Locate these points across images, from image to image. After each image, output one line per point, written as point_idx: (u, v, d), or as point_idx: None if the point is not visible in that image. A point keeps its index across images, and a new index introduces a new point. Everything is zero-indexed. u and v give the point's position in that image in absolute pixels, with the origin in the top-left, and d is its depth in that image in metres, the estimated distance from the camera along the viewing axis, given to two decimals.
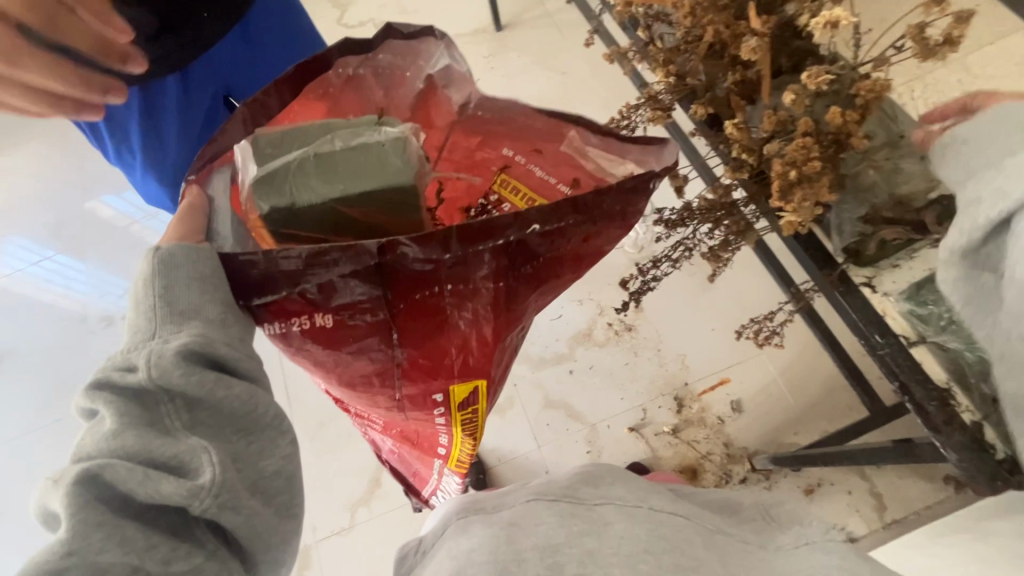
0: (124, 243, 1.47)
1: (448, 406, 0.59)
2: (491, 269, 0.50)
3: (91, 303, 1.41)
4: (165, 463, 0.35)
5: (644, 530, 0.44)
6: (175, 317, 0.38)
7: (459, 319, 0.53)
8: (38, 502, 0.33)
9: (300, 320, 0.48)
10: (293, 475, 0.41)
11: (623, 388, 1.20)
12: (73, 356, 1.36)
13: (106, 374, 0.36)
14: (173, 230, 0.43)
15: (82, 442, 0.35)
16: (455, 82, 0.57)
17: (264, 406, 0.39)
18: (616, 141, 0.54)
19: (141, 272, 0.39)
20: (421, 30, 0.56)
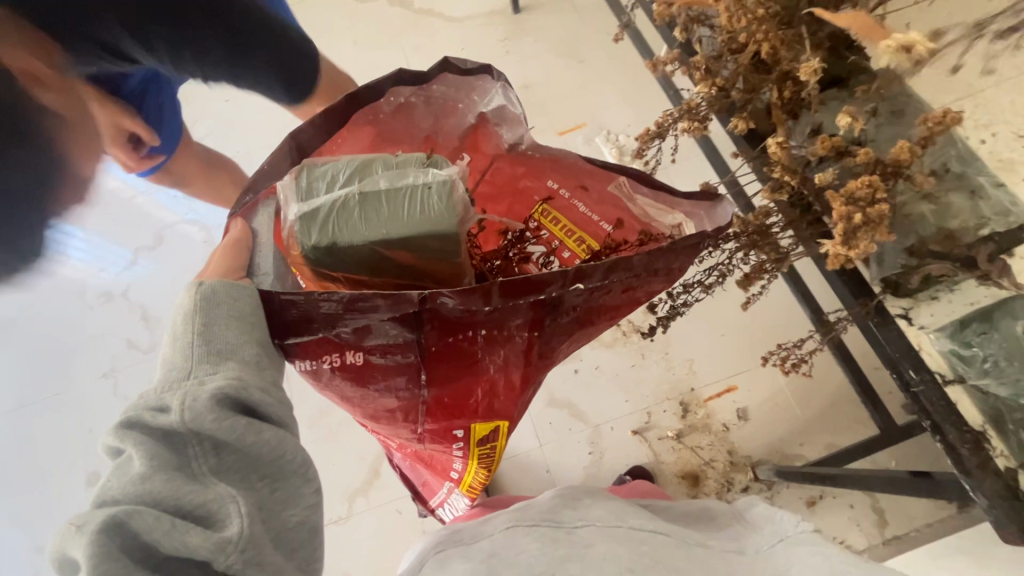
0: (120, 216, 1.36)
1: (467, 441, 0.56)
2: (525, 318, 0.48)
3: (92, 278, 1.32)
4: (193, 511, 0.34)
5: (629, 550, 0.44)
6: (212, 357, 0.37)
7: (490, 364, 0.51)
8: (57, 546, 0.32)
9: (330, 358, 0.47)
10: (314, 526, 0.39)
11: (630, 390, 1.10)
12: (66, 332, 1.29)
13: (138, 414, 0.35)
14: (219, 263, 0.44)
15: (106, 483, 0.34)
16: (507, 122, 0.54)
17: (292, 453, 0.38)
18: (665, 193, 0.51)
19: (183, 307, 0.39)
20: (478, 67, 0.52)
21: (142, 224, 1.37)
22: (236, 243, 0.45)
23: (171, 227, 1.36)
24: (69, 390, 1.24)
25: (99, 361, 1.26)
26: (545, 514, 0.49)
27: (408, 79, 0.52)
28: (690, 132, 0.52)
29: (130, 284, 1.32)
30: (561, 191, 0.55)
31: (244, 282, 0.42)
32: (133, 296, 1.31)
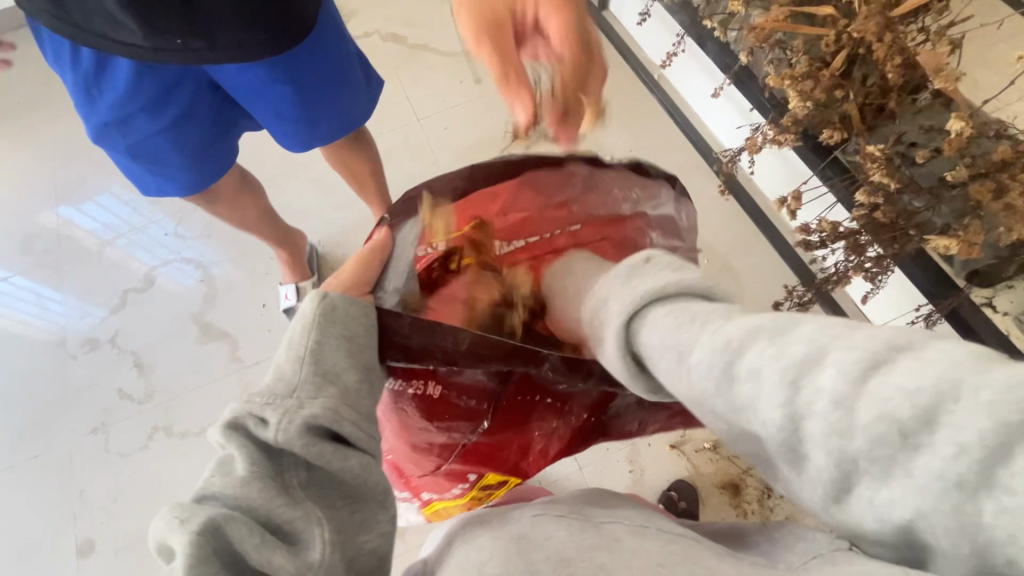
0: (95, 274, 1.11)
1: (473, 484, 0.60)
2: (589, 400, 0.55)
3: (70, 327, 1.07)
4: (278, 526, 0.32)
5: (657, 548, 0.39)
6: (316, 378, 0.36)
7: (536, 431, 0.57)
8: (157, 534, 0.32)
9: (416, 385, 0.49)
10: (383, 556, 0.37)
11: None
12: (24, 394, 1.02)
13: (245, 416, 0.34)
14: (351, 273, 0.49)
15: (210, 480, 0.33)
16: (640, 193, 0.60)
17: (375, 479, 0.36)
18: None
19: (303, 318, 0.39)
20: (635, 164, 0.57)
21: (115, 275, 1.11)
22: (370, 254, 0.51)
23: (166, 264, 1.12)
24: (29, 475, 0.97)
25: (71, 411, 1.01)
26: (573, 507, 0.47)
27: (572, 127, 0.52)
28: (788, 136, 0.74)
29: (119, 328, 1.07)
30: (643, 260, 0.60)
31: (361, 298, 0.41)
32: (124, 342, 1.06)
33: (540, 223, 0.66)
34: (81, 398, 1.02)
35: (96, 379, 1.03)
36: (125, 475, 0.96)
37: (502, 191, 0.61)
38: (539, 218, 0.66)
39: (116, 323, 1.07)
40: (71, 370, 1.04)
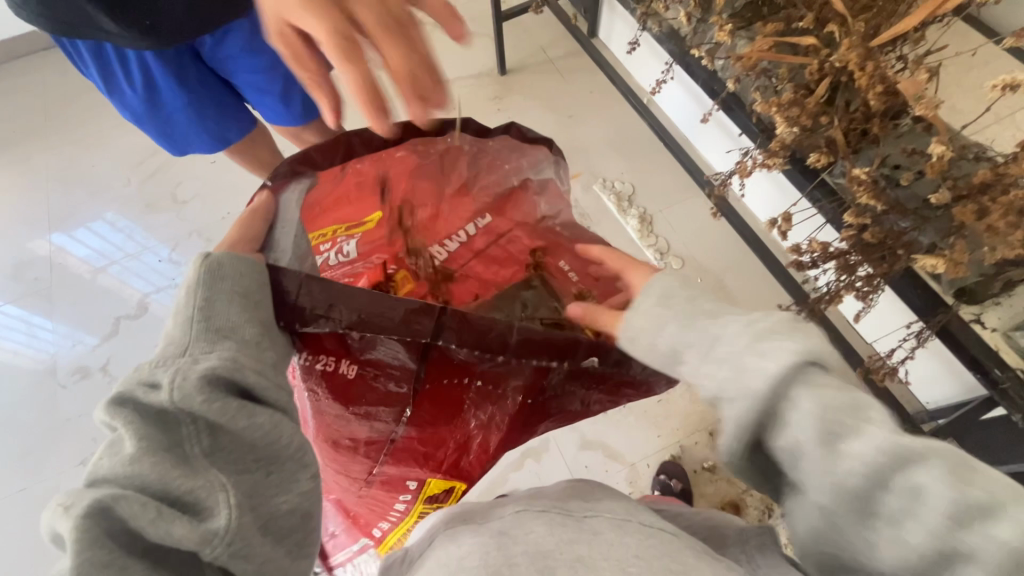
0: (81, 295, 1.14)
1: (418, 495, 0.57)
2: (522, 384, 0.50)
3: (60, 355, 1.09)
4: (180, 499, 0.32)
5: (636, 539, 0.41)
6: (210, 335, 0.37)
7: (472, 420, 0.53)
8: (47, 523, 0.31)
9: (327, 358, 0.49)
10: (308, 513, 0.38)
11: (659, 425, 1.04)
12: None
13: (131, 389, 0.34)
14: (234, 235, 0.47)
15: (97, 463, 0.33)
16: (548, 195, 0.62)
17: (287, 437, 0.37)
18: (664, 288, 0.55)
19: (187, 281, 0.39)
20: (540, 140, 0.61)
21: (98, 296, 1.14)
22: (251, 218, 0.48)
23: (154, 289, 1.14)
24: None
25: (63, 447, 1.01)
26: (553, 503, 0.47)
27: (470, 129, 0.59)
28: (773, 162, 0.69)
29: (109, 356, 1.08)
30: (573, 275, 0.56)
31: (250, 257, 0.42)
32: (115, 368, 1.08)
33: (450, 218, 0.59)
34: (64, 432, 1.02)
35: (83, 411, 1.04)
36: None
37: (398, 180, 0.57)
38: (447, 212, 0.59)
39: (105, 351, 1.09)
40: (62, 401, 1.05)
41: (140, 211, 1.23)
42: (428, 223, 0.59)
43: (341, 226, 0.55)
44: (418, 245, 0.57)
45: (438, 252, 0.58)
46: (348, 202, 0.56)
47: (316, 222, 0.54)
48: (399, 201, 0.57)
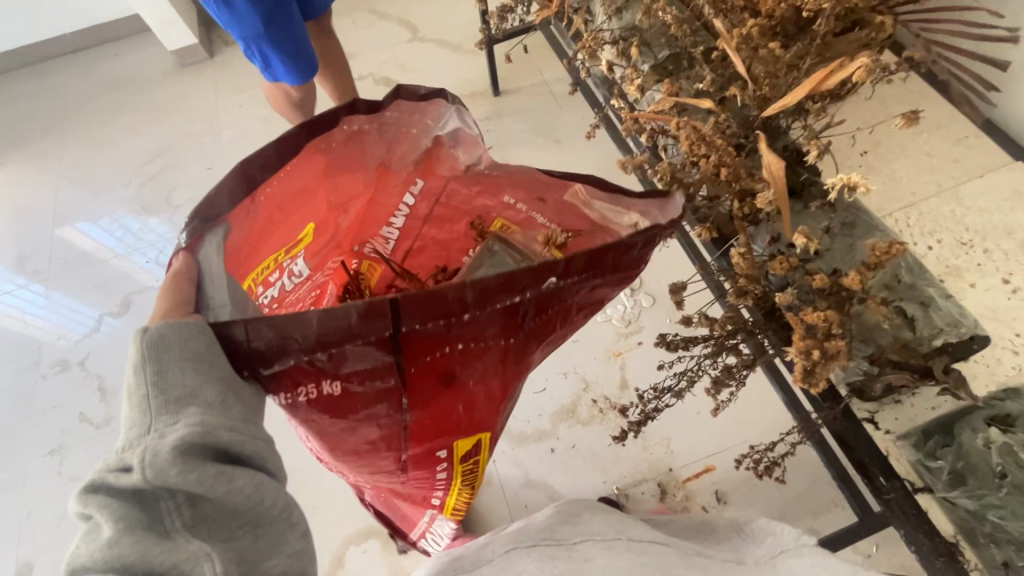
0: (98, 279, 1.25)
1: (451, 461, 0.57)
2: (499, 326, 0.46)
3: (47, 346, 1.18)
4: (165, 574, 0.31)
5: (625, 561, 0.46)
6: (170, 405, 0.34)
7: (468, 378, 0.50)
8: None
9: (307, 389, 0.44)
10: (302, 573, 0.37)
11: (607, 470, 0.97)
12: (15, 404, 1.13)
13: (101, 474, 0.32)
14: (162, 302, 0.40)
15: (74, 551, 0.31)
16: (462, 144, 0.57)
17: (270, 498, 0.36)
18: (620, 195, 0.50)
19: (129, 359, 0.35)
20: (432, 92, 0.55)
21: (119, 284, 1.24)
22: (173, 282, 0.41)
23: (141, 291, 1.22)
24: (8, 467, 1.07)
25: (21, 434, 1.10)
26: (541, 533, 0.50)
27: (363, 110, 0.53)
28: None
29: (88, 352, 1.17)
30: (520, 204, 0.57)
31: (195, 320, 0.38)
32: (93, 365, 1.15)
33: (385, 198, 0.60)
34: (43, 422, 1.10)
35: (62, 402, 1.12)
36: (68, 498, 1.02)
37: (317, 184, 0.54)
38: (381, 193, 0.59)
39: (87, 346, 1.17)
40: (40, 391, 1.14)
41: (136, 212, 1.33)
42: (369, 215, 0.61)
43: (283, 251, 0.53)
44: (367, 235, 0.62)
45: (388, 233, 0.61)
46: (274, 230, 0.51)
47: (257, 260, 0.51)
48: (331, 206, 0.57)
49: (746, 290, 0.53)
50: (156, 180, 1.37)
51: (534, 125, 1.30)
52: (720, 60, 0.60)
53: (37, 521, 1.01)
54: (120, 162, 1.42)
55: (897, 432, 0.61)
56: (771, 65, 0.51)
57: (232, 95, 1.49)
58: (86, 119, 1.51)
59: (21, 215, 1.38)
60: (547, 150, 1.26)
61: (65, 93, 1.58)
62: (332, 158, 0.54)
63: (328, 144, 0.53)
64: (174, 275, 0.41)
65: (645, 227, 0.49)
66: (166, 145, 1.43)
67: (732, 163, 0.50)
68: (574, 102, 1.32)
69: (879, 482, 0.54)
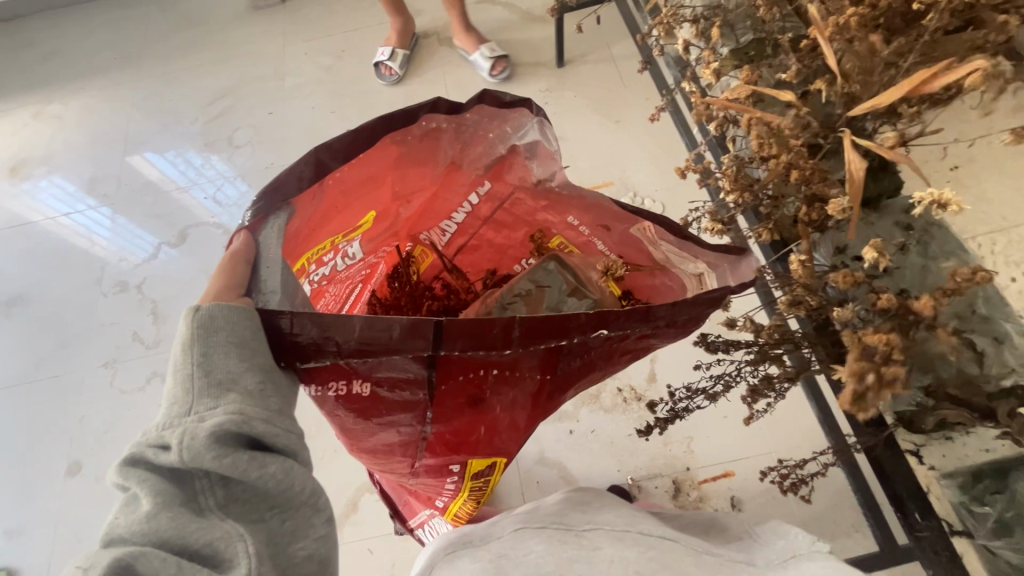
0: (160, 209, 1.30)
1: (462, 475, 0.59)
2: (538, 360, 0.49)
3: (109, 266, 1.25)
4: (199, 550, 0.33)
5: (636, 552, 0.44)
6: (212, 389, 0.36)
7: (496, 404, 0.52)
8: None
9: (337, 386, 0.46)
10: (325, 557, 0.39)
11: (622, 459, 0.96)
12: (78, 314, 1.21)
13: (141, 449, 0.34)
14: (218, 282, 0.42)
15: (115, 522, 0.33)
16: (539, 158, 0.57)
17: (300, 484, 0.37)
18: (691, 244, 0.51)
19: (181, 336, 0.37)
20: (517, 101, 0.54)
21: (179, 216, 1.29)
22: (230, 262, 0.43)
23: (197, 225, 1.27)
24: (67, 371, 1.15)
25: (85, 345, 1.17)
26: (552, 517, 0.49)
27: (444, 110, 0.53)
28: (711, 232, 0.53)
29: (145, 276, 1.23)
30: (582, 228, 0.60)
31: (244, 304, 0.40)
32: (148, 289, 1.22)
33: (448, 195, 0.62)
34: (102, 335, 1.18)
35: (119, 319, 1.19)
36: (122, 408, 1.09)
37: (384, 175, 0.55)
38: (444, 189, 0.61)
39: (147, 270, 1.23)
40: (101, 307, 1.21)
41: (201, 148, 1.37)
42: (430, 209, 0.63)
43: (340, 234, 0.55)
44: (424, 226, 0.64)
45: (446, 226, 0.64)
46: (334, 215, 0.52)
47: (315, 241, 0.52)
48: (394, 196, 0.58)
49: (798, 301, 0.49)
50: (226, 119, 1.40)
51: (592, 102, 1.26)
52: (808, 49, 0.56)
53: (70, 433, 1.08)
54: (192, 99, 1.45)
55: (941, 469, 0.57)
56: (863, 61, 0.48)
57: (299, 43, 1.50)
58: (158, 53, 1.55)
59: (98, 138, 1.43)
60: (602, 128, 1.23)
61: (141, 25, 1.62)
62: (403, 154, 0.54)
63: (405, 137, 0.53)
64: (234, 254, 0.43)
65: (711, 282, 0.50)
66: (233, 88, 1.45)
67: (805, 166, 0.46)
68: (642, 83, 1.27)
69: (914, 518, 0.56)
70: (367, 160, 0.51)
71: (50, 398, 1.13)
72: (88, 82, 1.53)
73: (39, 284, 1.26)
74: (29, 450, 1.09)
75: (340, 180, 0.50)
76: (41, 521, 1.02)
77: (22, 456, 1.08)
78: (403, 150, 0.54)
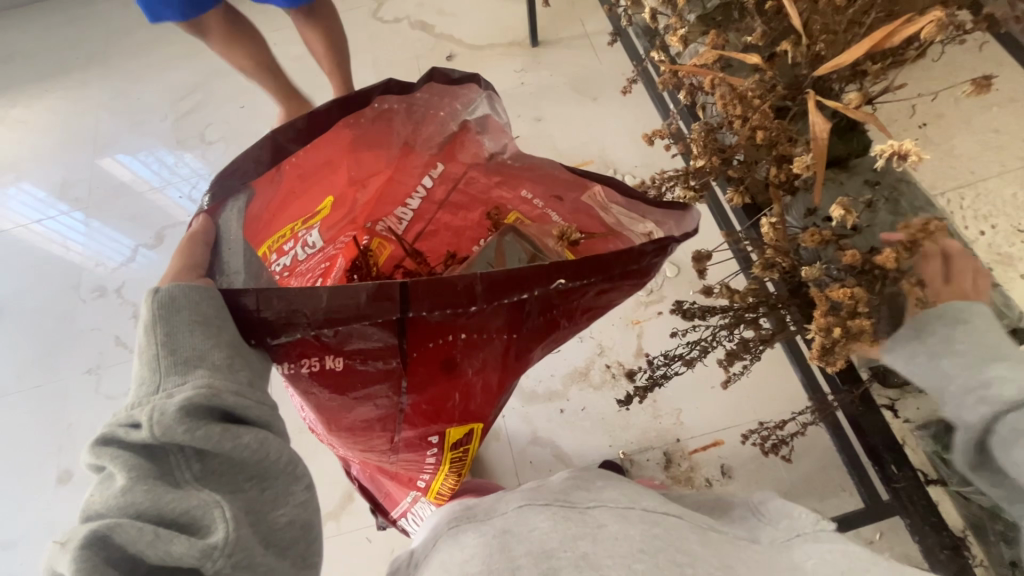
0: (136, 210, 1.29)
1: (442, 447, 0.60)
2: (503, 322, 0.50)
3: (86, 272, 1.24)
4: (178, 520, 0.34)
5: (639, 532, 0.44)
6: (179, 366, 0.36)
7: (468, 369, 0.53)
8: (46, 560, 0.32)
9: (310, 361, 0.47)
10: (307, 522, 0.40)
11: (614, 434, 0.97)
12: (59, 322, 1.20)
13: (113, 429, 0.35)
14: (175, 263, 0.41)
15: (91, 499, 0.34)
16: (490, 131, 0.58)
17: (275, 453, 0.38)
18: (637, 202, 0.52)
19: (142, 321, 0.37)
20: (466, 78, 0.55)
21: (153, 217, 1.28)
22: (188, 246, 0.42)
23: (174, 225, 1.26)
24: (52, 381, 1.14)
25: (66, 354, 1.17)
26: (556, 495, 0.50)
27: (394, 90, 0.53)
28: (686, 198, 0.56)
29: (123, 281, 1.22)
30: (537, 200, 0.59)
31: (207, 283, 0.40)
32: (128, 293, 1.21)
33: (404, 178, 0.60)
34: (83, 341, 1.17)
35: (99, 324, 1.19)
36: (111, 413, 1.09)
37: (342, 159, 0.55)
38: (400, 172, 0.60)
39: (124, 273, 1.23)
40: (79, 314, 1.20)
41: (173, 146, 1.36)
42: (385, 195, 0.61)
43: (299, 221, 0.54)
44: (381, 213, 0.63)
45: (402, 214, 0.63)
46: (294, 200, 0.53)
47: (276, 227, 0.52)
48: (352, 180, 0.58)
49: (772, 263, 0.51)
50: (196, 115, 1.39)
51: (568, 78, 1.26)
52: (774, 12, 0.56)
53: (60, 441, 1.08)
54: (161, 96, 1.43)
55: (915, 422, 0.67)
56: (829, 20, 0.49)
57: (267, 31, 1.48)
58: (123, 51, 1.52)
59: (68, 141, 1.41)
60: (579, 103, 1.23)
61: (104, 22, 1.59)
62: (358, 133, 0.54)
63: (358, 112, 0.52)
64: (192, 235, 0.43)
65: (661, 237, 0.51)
66: (202, 82, 1.43)
67: (772, 127, 0.48)
68: (616, 56, 1.26)
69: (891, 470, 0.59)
70: (321, 140, 0.51)
71: (35, 406, 1.13)
72: (51, 84, 1.50)
73: (15, 293, 1.25)
74: (17, 459, 1.08)
75: (293, 166, 0.50)
76: (37, 527, 1.02)
77: (12, 465, 1.08)
78: (360, 130, 0.54)
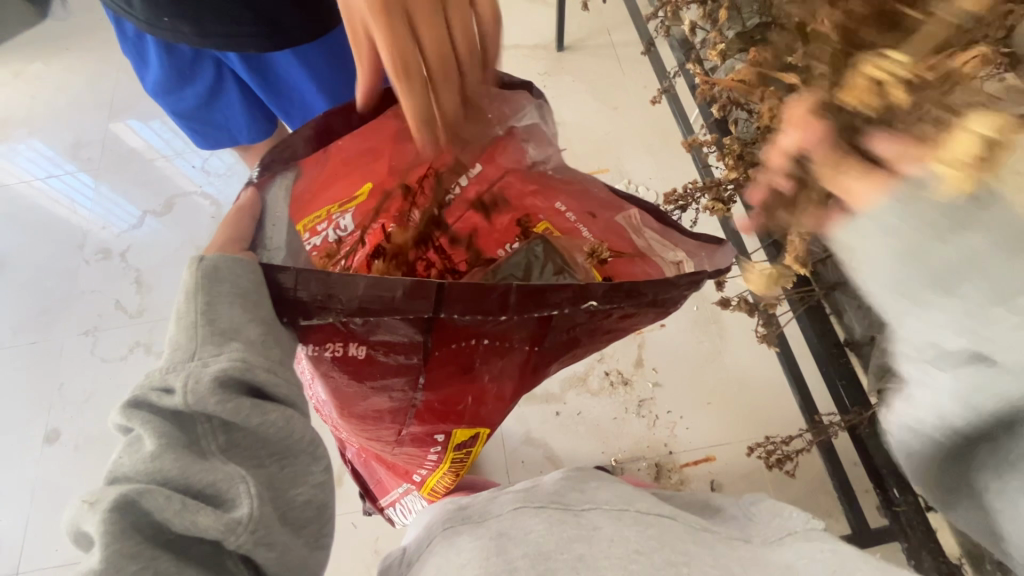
0: (145, 176, 1.30)
1: (446, 446, 0.60)
2: (527, 333, 0.51)
3: (91, 234, 1.25)
4: (201, 489, 0.34)
5: (635, 532, 0.43)
6: (216, 337, 0.36)
7: (485, 373, 0.53)
8: (70, 521, 0.33)
9: (333, 346, 0.47)
10: (323, 503, 0.40)
11: (607, 443, 0.96)
12: (59, 280, 1.22)
13: (144, 393, 0.35)
14: (222, 232, 0.42)
15: (119, 461, 0.34)
16: (535, 140, 0.59)
17: (299, 432, 0.38)
18: (673, 230, 0.56)
19: (183, 284, 0.38)
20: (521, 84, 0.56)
21: (162, 185, 1.29)
22: (236, 216, 0.43)
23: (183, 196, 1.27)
24: (46, 338, 1.16)
25: (66, 312, 1.18)
26: (549, 496, 0.49)
27: None
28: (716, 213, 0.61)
29: (129, 245, 1.23)
30: (570, 214, 0.61)
31: (246, 256, 0.40)
32: (132, 258, 1.22)
33: None
34: (83, 300, 1.19)
35: (98, 287, 1.20)
36: (102, 379, 1.10)
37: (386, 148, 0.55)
38: None
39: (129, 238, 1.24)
40: (82, 273, 1.22)
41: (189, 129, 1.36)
42: None
43: (336, 204, 0.54)
44: None
45: None
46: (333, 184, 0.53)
47: (311, 209, 0.52)
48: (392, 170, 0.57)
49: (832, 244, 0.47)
50: None
51: (589, 89, 1.26)
52: None
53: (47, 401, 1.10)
54: None
55: None
56: None
57: None
58: None
59: (82, 104, 1.41)
60: (601, 113, 1.23)
61: None
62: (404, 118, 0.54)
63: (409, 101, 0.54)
64: (242, 205, 0.44)
65: (689, 268, 0.54)
66: None
67: None
68: (637, 71, 1.26)
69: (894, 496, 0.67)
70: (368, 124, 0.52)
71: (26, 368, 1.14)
72: (70, 55, 1.49)
73: (15, 248, 1.26)
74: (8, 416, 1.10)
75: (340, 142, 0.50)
76: (19, 488, 1.04)
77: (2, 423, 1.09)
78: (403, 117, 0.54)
